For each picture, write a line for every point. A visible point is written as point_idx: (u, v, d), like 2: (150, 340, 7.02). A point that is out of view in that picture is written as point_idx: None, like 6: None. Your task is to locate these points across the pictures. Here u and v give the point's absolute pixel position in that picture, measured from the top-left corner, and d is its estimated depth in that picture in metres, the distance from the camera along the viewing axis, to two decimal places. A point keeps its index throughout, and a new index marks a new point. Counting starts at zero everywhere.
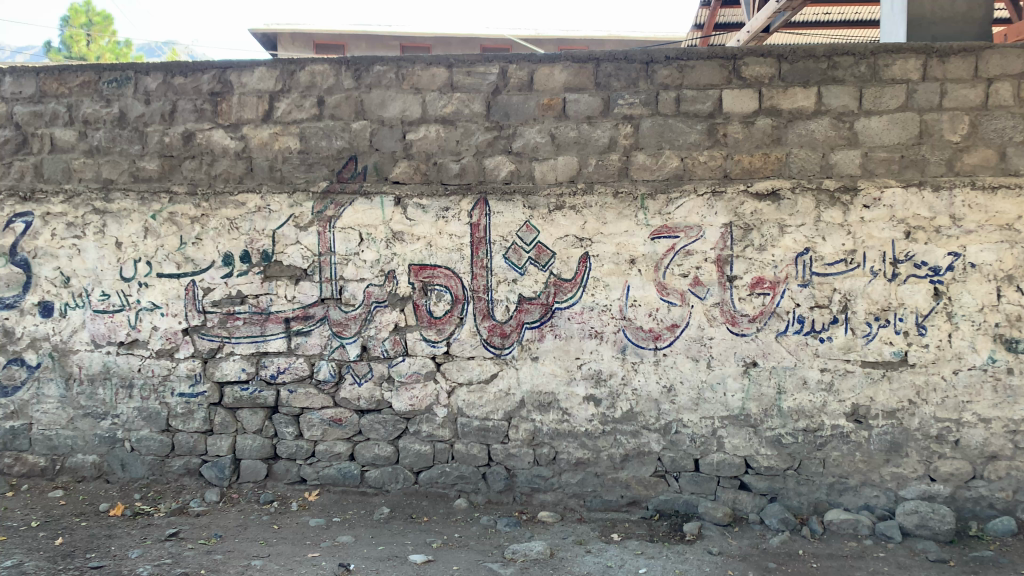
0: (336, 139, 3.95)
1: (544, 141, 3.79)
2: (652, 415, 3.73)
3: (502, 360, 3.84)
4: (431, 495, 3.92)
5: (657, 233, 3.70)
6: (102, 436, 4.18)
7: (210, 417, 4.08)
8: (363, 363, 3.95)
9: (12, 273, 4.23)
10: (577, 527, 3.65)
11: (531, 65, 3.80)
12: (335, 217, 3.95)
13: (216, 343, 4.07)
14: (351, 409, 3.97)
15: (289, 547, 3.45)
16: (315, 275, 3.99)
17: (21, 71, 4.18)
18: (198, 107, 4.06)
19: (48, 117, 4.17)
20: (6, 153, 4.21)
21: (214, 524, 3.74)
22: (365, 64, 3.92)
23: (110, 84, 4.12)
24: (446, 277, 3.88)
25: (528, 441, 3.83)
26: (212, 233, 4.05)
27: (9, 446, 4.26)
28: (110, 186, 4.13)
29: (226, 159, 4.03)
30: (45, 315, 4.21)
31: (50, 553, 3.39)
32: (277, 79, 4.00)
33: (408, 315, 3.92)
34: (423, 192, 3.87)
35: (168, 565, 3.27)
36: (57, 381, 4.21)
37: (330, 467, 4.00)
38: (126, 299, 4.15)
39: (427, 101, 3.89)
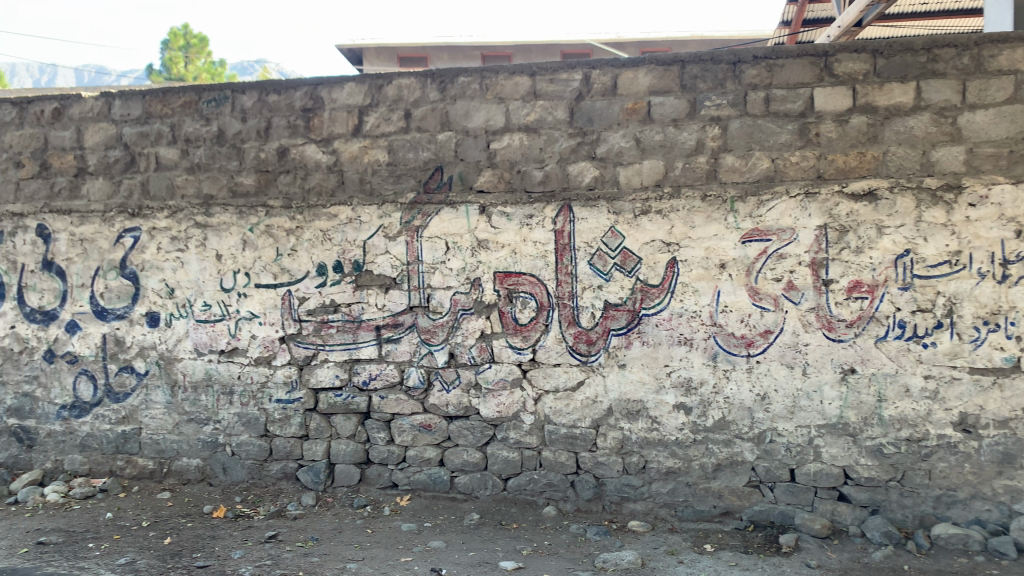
0: (422, 150, 4.02)
1: (629, 146, 3.76)
2: (745, 424, 3.65)
3: (589, 367, 3.82)
4: (520, 502, 3.93)
5: (748, 236, 3.62)
6: (205, 441, 4.37)
7: (306, 423, 4.20)
8: (451, 370, 4.00)
9: (122, 285, 4.48)
10: (669, 537, 3.59)
11: (614, 70, 3.78)
12: (422, 227, 4.02)
13: (310, 350, 4.20)
14: (440, 415, 4.02)
15: (383, 551, 3.52)
16: (404, 283, 4.06)
17: (129, 95, 4.42)
18: (291, 123, 4.20)
19: (153, 137, 4.39)
20: (116, 172, 4.45)
21: (311, 527, 3.85)
22: (449, 75, 3.98)
23: (209, 103, 4.31)
24: (531, 284, 3.89)
25: (616, 449, 3.79)
26: (306, 244, 4.18)
27: (121, 449, 4.50)
28: (211, 201, 4.32)
29: (319, 173, 4.16)
30: (153, 325, 4.43)
31: (160, 552, 3.56)
32: (365, 94, 4.10)
33: (495, 322, 3.94)
34: (508, 200, 3.90)
35: (268, 566, 3.38)
36: (163, 388, 4.42)
37: (420, 473, 4.06)
38: (226, 309, 4.32)
39: (511, 109, 3.92)
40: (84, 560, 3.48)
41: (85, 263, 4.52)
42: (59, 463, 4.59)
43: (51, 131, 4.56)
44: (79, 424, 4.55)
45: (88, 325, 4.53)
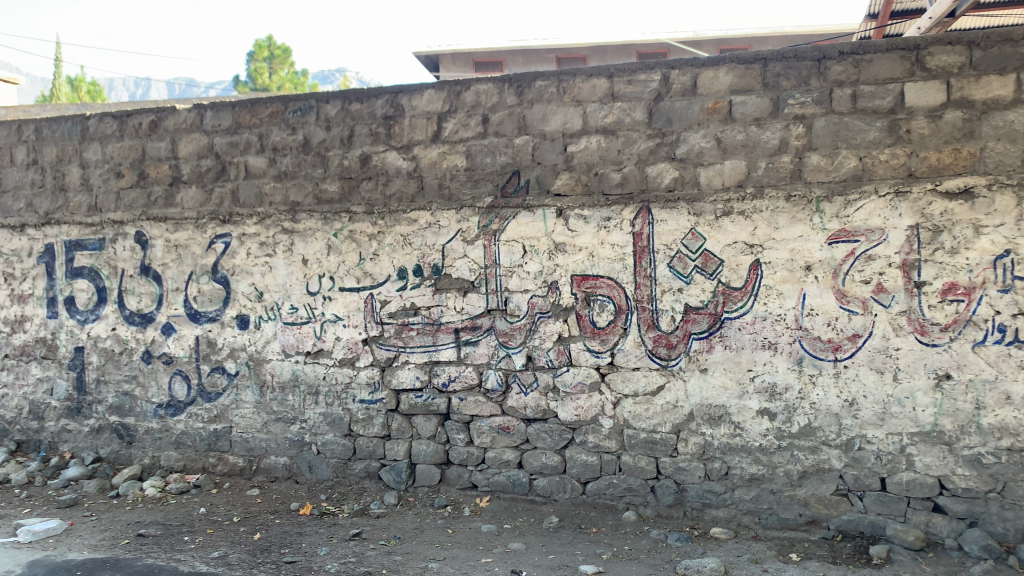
0: (500, 155, 4.06)
1: (709, 146, 3.71)
2: (832, 430, 3.54)
3: (669, 372, 3.78)
4: (599, 506, 3.90)
5: (835, 238, 3.52)
6: (292, 439, 4.50)
7: (388, 423, 4.29)
8: (529, 373, 4.02)
9: (214, 289, 4.66)
10: (753, 545, 3.51)
11: (694, 70, 3.74)
12: (500, 231, 4.05)
13: (392, 352, 4.28)
14: (519, 418, 4.04)
15: (463, 552, 3.56)
16: (482, 286, 4.10)
17: (220, 106, 4.61)
18: (373, 130, 4.31)
19: (243, 146, 4.57)
20: (208, 180, 4.65)
21: (393, 526, 3.93)
22: (527, 80, 4.01)
23: (295, 113, 4.45)
24: (609, 287, 3.87)
25: (698, 455, 3.74)
26: (388, 249, 4.27)
27: (213, 447, 4.68)
28: (297, 208, 4.45)
29: (399, 179, 4.24)
30: (243, 327, 4.60)
31: (251, 547, 3.69)
32: (444, 100, 4.17)
33: (572, 325, 3.94)
34: (586, 203, 3.89)
35: (353, 563, 3.46)
36: (252, 387, 4.59)
37: (500, 474, 4.08)
38: (312, 311, 4.45)
39: (588, 112, 3.91)
40: (181, 553, 3.64)
41: (180, 268, 4.73)
42: (157, 459, 4.81)
43: (148, 142, 4.79)
44: (175, 422, 4.76)
45: (182, 327, 4.73)
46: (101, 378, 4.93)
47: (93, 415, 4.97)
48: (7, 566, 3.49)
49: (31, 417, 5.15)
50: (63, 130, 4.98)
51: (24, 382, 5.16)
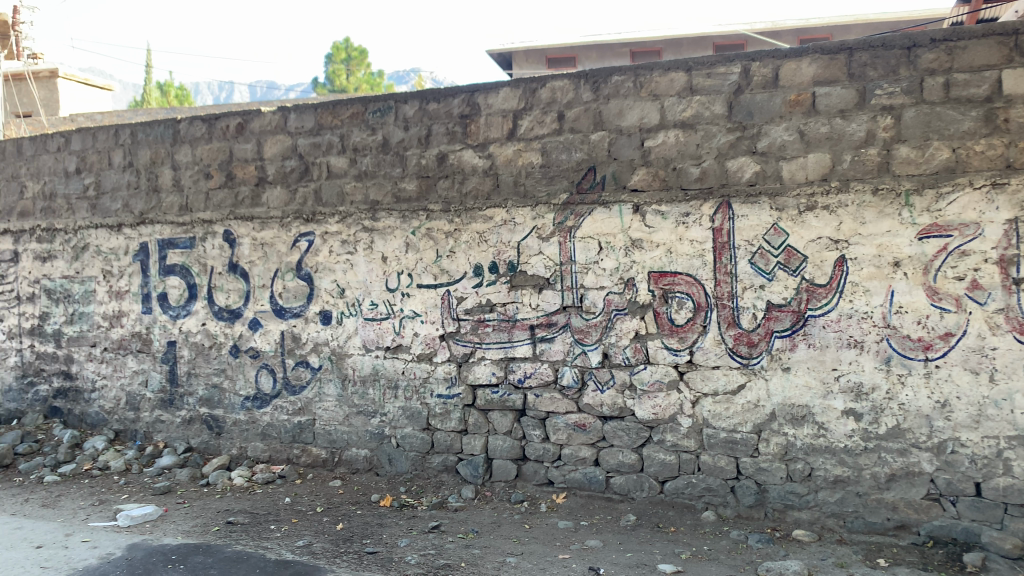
0: (576, 151, 4.05)
1: (792, 139, 3.62)
2: (923, 432, 3.41)
3: (750, 370, 3.71)
4: (678, 505, 3.86)
5: (926, 232, 3.39)
6: (372, 433, 4.60)
7: (465, 418, 4.34)
8: (606, 371, 4.00)
9: (298, 285, 4.80)
10: (838, 549, 3.41)
11: (776, 62, 3.66)
12: (576, 227, 4.05)
13: (468, 348, 4.33)
14: (595, 415, 4.03)
15: (541, 547, 3.58)
16: (558, 283, 4.10)
17: (303, 108, 4.75)
18: (450, 129, 4.36)
19: (325, 147, 4.69)
20: (292, 180, 4.79)
21: (471, 520, 3.97)
22: (603, 75, 3.99)
23: (375, 113, 4.55)
24: (688, 284, 3.82)
25: (780, 455, 3.66)
26: (464, 246, 4.32)
27: (297, 439, 4.82)
28: (377, 206, 4.55)
29: (476, 177, 4.28)
30: (325, 322, 4.73)
31: (333, 537, 3.80)
32: (520, 98, 4.19)
33: (649, 322, 3.91)
34: (663, 199, 3.85)
35: (433, 555, 3.52)
36: (334, 381, 4.71)
37: (576, 471, 4.08)
38: (391, 307, 4.54)
39: (666, 106, 3.87)
40: (268, 540, 3.77)
41: (266, 265, 4.89)
42: (244, 449, 4.98)
43: (235, 144, 4.96)
44: (261, 414, 4.93)
45: (268, 322, 4.89)
46: (192, 371, 5.14)
47: (185, 406, 5.19)
48: (108, 549, 3.68)
49: (128, 408, 5.41)
50: (156, 134, 5.22)
51: (121, 374, 5.42)
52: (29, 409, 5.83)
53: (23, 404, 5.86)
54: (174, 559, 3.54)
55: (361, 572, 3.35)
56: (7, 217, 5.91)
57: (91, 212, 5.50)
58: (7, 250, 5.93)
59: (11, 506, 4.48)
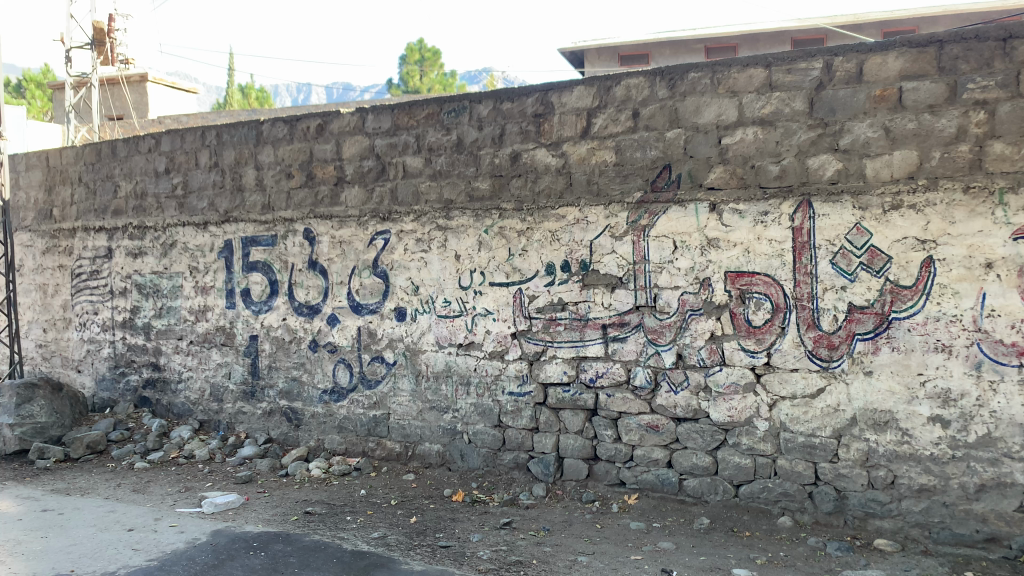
0: (651, 149, 4.02)
1: (877, 136, 3.51)
2: (1016, 442, 3.26)
3: (830, 374, 3.61)
4: (753, 509, 3.78)
5: (1021, 232, 3.24)
6: (445, 428, 4.66)
7: (536, 416, 4.35)
8: (680, 371, 3.96)
9: (374, 282, 4.91)
10: (923, 560, 3.29)
11: (860, 56, 3.56)
12: (650, 226, 4.01)
13: (540, 346, 4.34)
14: (669, 416, 3.99)
15: (613, 548, 3.57)
16: (631, 283, 4.07)
17: (380, 109, 4.84)
18: (524, 128, 4.38)
19: (401, 147, 4.78)
20: (369, 180, 4.89)
21: (542, 518, 3.98)
22: (680, 72, 3.95)
23: (450, 113, 4.61)
24: (766, 284, 3.74)
25: (861, 462, 3.55)
26: (537, 245, 4.33)
27: (372, 432, 4.92)
28: (451, 205, 4.61)
29: (549, 176, 4.29)
30: (400, 319, 4.81)
31: (407, 530, 3.86)
32: (594, 96, 4.19)
33: (725, 323, 3.84)
34: (741, 197, 3.79)
35: (504, 551, 3.55)
36: (409, 376, 4.79)
37: (648, 472, 4.04)
38: (464, 305, 4.59)
39: (744, 103, 3.80)
40: (344, 531, 3.86)
41: (343, 263, 5.01)
42: (321, 441, 5.11)
43: (315, 145, 5.10)
44: (338, 407, 5.05)
45: (345, 318, 5.01)
46: (273, 364, 5.30)
47: (265, 399, 5.36)
48: (194, 534, 3.83)
49: (212, 399, 5.61)
50: (240, 135, 5.41)
51: (206, 366, 5.63)
52: (121, 398, 6.12)
53: (115, 393, 6.16)
54: (256, 546, 3.66)
55: (435, 565, 3.40)
56: (102, 215, 6.21)
57: (179, 210, 5.73)
58: (102, 247, 6.23)
59: (105, 490, 4.71)
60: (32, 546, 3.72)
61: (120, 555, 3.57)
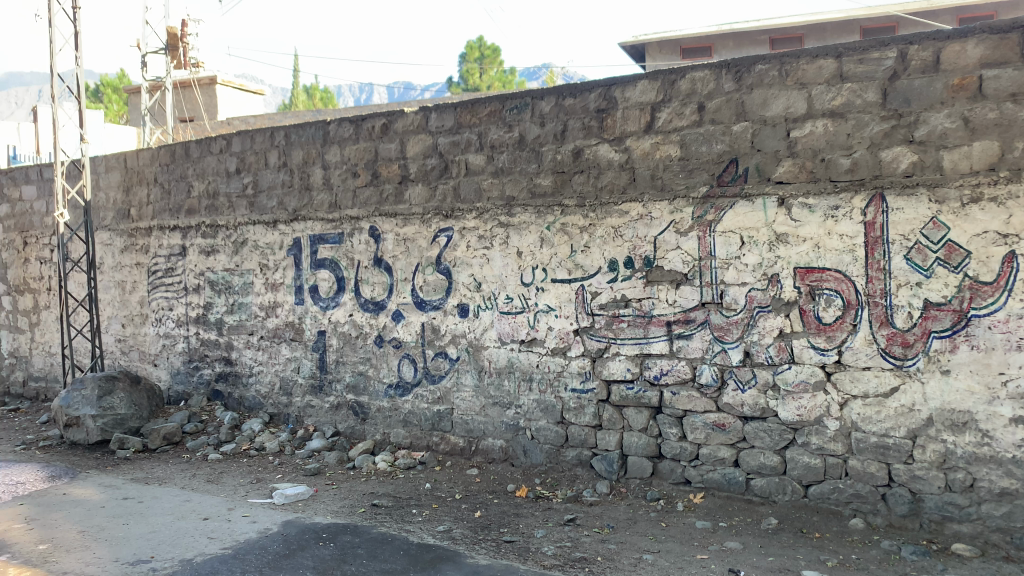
0: (716, 143, 3.96)
1: (955, 126, 3.39)
2: None
3: (905, 373, 3.50)
4: (822, 510, 3.70)
5: None
6: (508, 424, 4.68)
7: (600, 413, 4.34)
8: (747, 369, 3.89)
9: (437, 279, 4.96)
10: (1004, 566, 3.17)
11: (937, 44, 3.44)
12: (716, 221, 3.96)
13: (603, 343, 4.32)
14: (735, 415, 3.93)
15: (678, 546, 3.54)
16: (696, 279, 4.02)
17: (443, 108, 4.89)
18: (586, 124, 4.37)
19: (464, 144, 4.82)
20: (432, 178, 4.94)
21: (606, 515, 3.97)
22: (747, 64, 3.88)
23: (512, 110, 4.63)
24: (836, 280, 3.65)
25: (937, 463, 3.44)
26: (600, 241, 4.31)
27: (436, 427, 4.98)
28: (513, 202, 4.62)
29: (611, 171, 4.27)
30: (463, 315, 4.85)
31: (472, 524, 3.90)
32: (659, 90, 4.15)
33: (794, 320, 3.77)
34: (811, 191, 3.70)
35: (569, 548, 3.56)
36: (471, 372, 4.83)
37: (714, 471, 3.99)
38: (526, 302, 4.60)
39: (813, 95, 3.72)
40: (410, 524, 3.92)
41: (408, 259, 5.07)
42: (387, 435, 5.20)
43: (379, 144, 5.18)
44: (403, 402, 5.13)
45: (409, 314, 5.09)
46: (340, 359, 5.42)
47: (333, 392, 5.47)
48: (266, 524, 3.95)
49: (282, 393, 5.76)
50: (308, 135, 5.53)
51: (276, 360, 5.78)
52: (195, 391, 6.33)
53: (189, 386, 6.37)
54: (325, 537, 3.74)
55: (500, 560, 3.43)
56: (176, 214, 6.42)
57: (249, 209, 5.89)
58: (176, 245, 6.45)
59: (181, 480, 4.88)
60: (115, 532, 3.88)
61: (197, 542, 3.69)
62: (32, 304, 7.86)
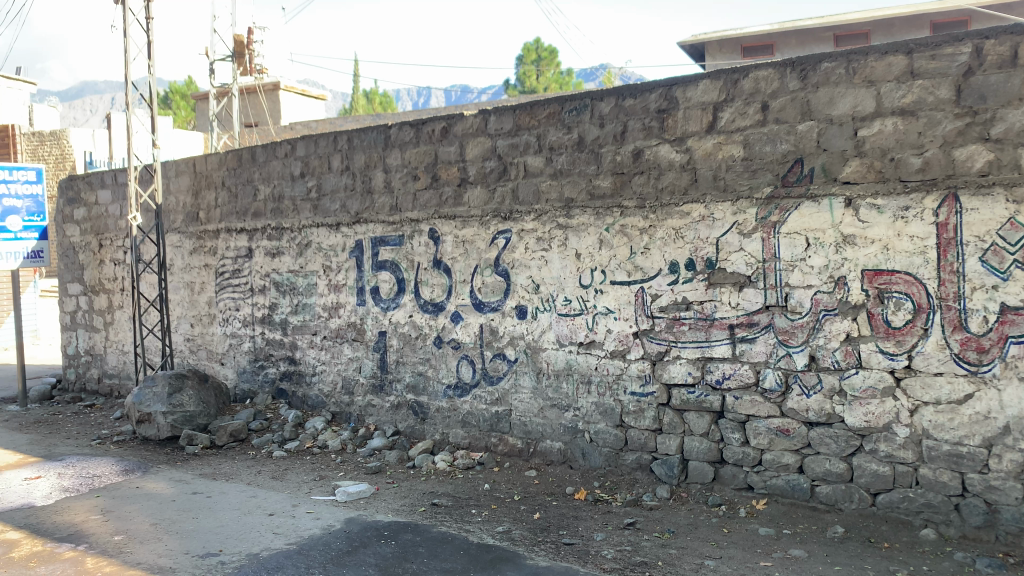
0: (781, 143, 3.89)
1: None
2: None
3: (980, 379, 3.39)
4: (891, 520, 3.60)
5: None
6: (566, 426, 4.67)
7: (660, 417, 4.30)
8: (812, 374, 3.81)
9: (496, 281, 4.98)
10: None
11: (1015, 38, 3.31)
12: (780, 223, 3.89)
13: (663, 346, 4.28)
14: (800, 420, 3.85)
15: (741, 553, 3.48)
16: (760, 281, 3.95)
17: (502, 110, 4.91)
18: (646, 125, 4.34)
19: (522, 147, 4.83)
20: (491, 180, 4.97)
21: (667, 520, 3.93)
22: (812, 62, 3.80)
23: (571, 112, 4.63)
24: (906, 283, 3.55)
25: (1014, 473, 3.31)
26: (660, 242, 4.27)
27: (495, 428, 5.00)
28: (572, 204, 4.62)
29: (672, 172, 4.23)
30: (522, 317, 4.87)
31: (531, 525, 3.91)
32: (721, 90, 4.09)
33: (862, 324, 3.67)
34: (879, 191, 3.60)
35: (628, 551, 3.54)
36: (530, 374, 4.84)
37: (778, 478, 3.91)
38: (585, 304, 4.59)
39: (882, 93, 3.62)
40: (470, 524, 3.95)
41: (467, 261, 5.11)
42: (446, 435, 5.24)
43: (439, 147, 5.24)
44: (461, 402, 5.17)
45: (468, 315, 5.12)
46: (400, 359, 5.49)
47: (394, 392, 5.54)
48: (329, 521, 4.02)
49: (344, 392, 5.86)
50: (370, 139, 5.62)
51: (339, 360, 5.89)
52: (260, 390, 6.49)
53: (255, 385, 6.54)
54: (386, 534, 3.80)
55: (559, 562, 3.43)
56: (243, 217, 6.60)
57: (313, 212, 6.01)
58: (243, 247, 6.62)
59: (247, 476, 5.01)
60: (185, 525, 4.01)
61: (263, 537, 3.79)
62: (107, 304, 8.16)
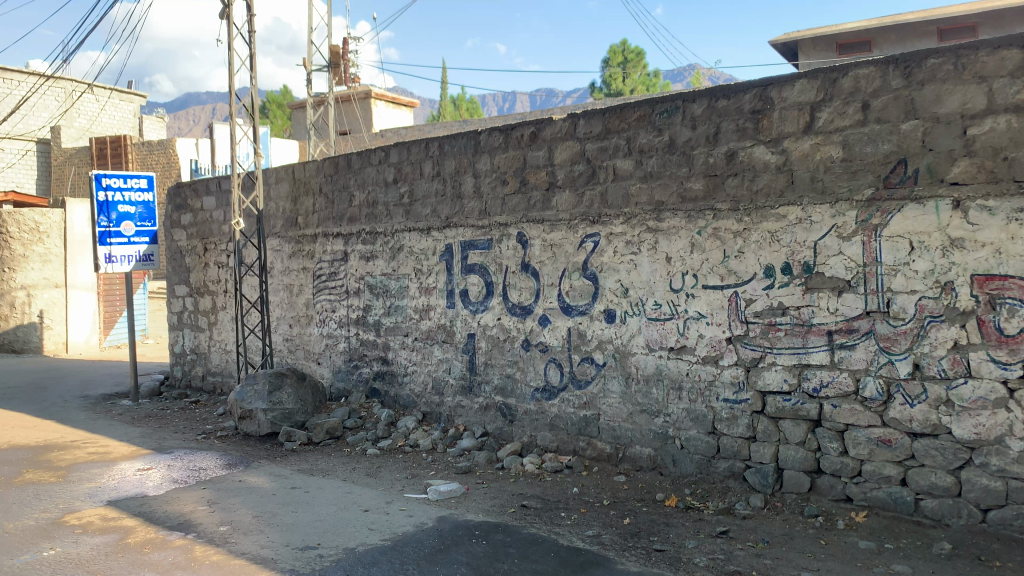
0: (882, 143, 3.76)
1: None
2: None
3: None
4: (1003, 538, 3.42)
5: None
6: (656, 432, 4.63)
7: (753, 424, 4.21)
8: (916, 383, 3.66)
9: (584, 285, 4.99)
10: None
11: None
12: (882, 226, 3.75)
13: (757, 352, 4.19)
14: (903, 431, 3.70)
15: (839, 566, 3.38)
16: (860, 286, 3.83)
17: (592, 114, 4.92)
18: (740, 126, 4.27)
19: (612, 150, 4.83)
20: (580, 184, 4.98)
21: (761, 529, 3.85)
22: (917, 59, 3.66)
23: (662, 114, 4.59)
24: (1021, 289, 3.37)
25: None
26: (754, 246, 4.19)
27: (583, 432, 5.00)
28: (662, 207, 4.58)
29: (767, 175, 4.15)
30: (610, 321, 4.85)
31: (621, 530, 3.90)
32: (819, 89, 3.98)
33: (972, 332, 3.51)
34: (990, 192, 3.44)
35: (721, 560, 3.49)
36: (618, 378, 4.82)
37: (879, 490, 3.77)
38: (676, 308, 4.54)
39: (994, 89, 3.46)
40: (559, 526, 3.97)
41: (554, 265, 5.13)
42: (534, 438, 5.28)
43: (529, 151, 5.28)
44: (549, 405, 5.19)
45: (556, 319, 5.14)
46: (489, 361, 5.56)
47: (482, 394, 5.62)
48: (422, 518, 4.11)
49: (434, 392, 5.98)
50: (460, 145, 5.72)
51: (429, 361, 6.01)
52: (354, 389, 6.69)
53: (349, 384, 6.74)
54: (477, 534, 3.85)
55: (650, 568, 3.40)
56: (339, 222, 6.81)
57: (405, 217, 6.16)
58: (338, 250, 6.84)
59: (343, 472, 5.17)
60: (286, 519, 4.17)
61: (358, 532, 3.90)
62: (210, 305, 8.56)
